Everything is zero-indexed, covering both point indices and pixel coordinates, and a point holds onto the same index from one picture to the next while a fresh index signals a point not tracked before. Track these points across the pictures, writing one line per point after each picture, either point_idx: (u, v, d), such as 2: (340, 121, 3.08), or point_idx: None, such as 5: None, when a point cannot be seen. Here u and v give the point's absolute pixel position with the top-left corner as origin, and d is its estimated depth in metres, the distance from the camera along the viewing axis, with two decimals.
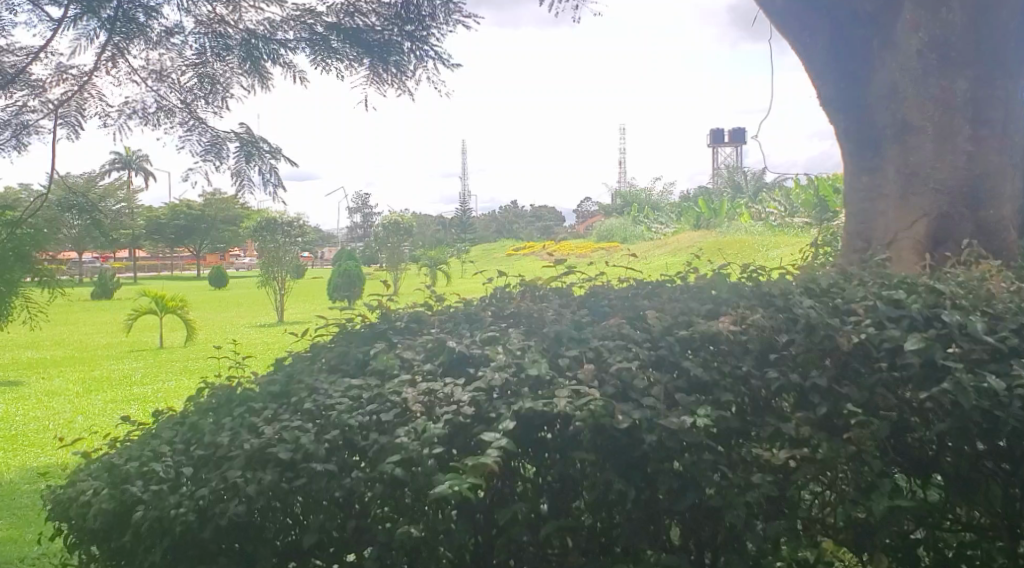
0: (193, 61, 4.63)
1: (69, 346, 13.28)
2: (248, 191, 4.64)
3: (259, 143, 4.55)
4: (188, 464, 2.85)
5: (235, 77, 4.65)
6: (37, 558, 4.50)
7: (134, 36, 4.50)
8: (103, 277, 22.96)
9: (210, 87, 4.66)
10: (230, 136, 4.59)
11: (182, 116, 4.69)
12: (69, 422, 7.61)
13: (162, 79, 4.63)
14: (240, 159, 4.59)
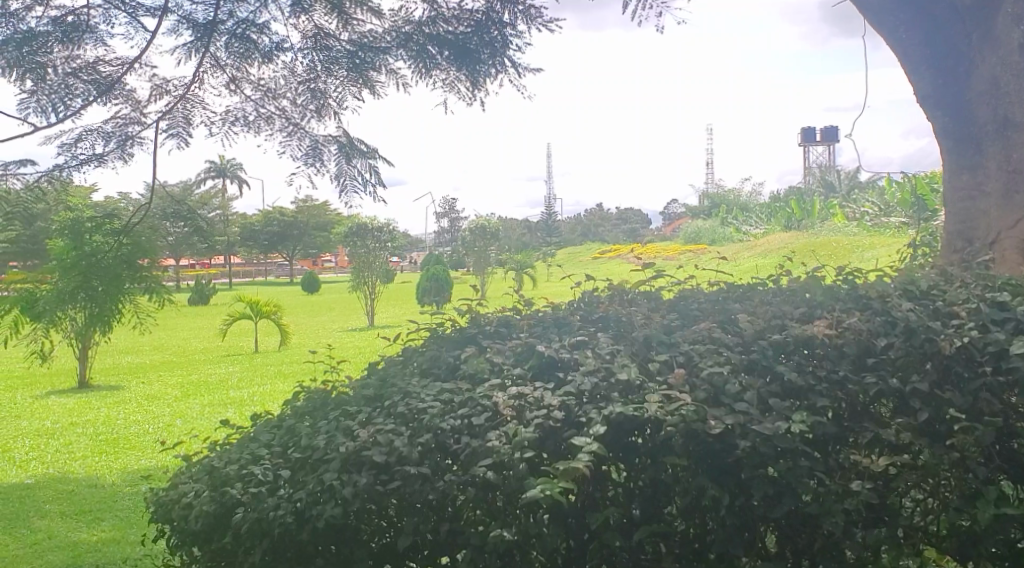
0: (305, 77, 4.71)
1: (170, 351, 13.73)
2: (351, 193, 4.73)
3: (357, 144, 4.66)
4: (286, 467, 2.92)
5: (344, 91, 4.73)
6: (140, 558, 4.68)
7: (249, 54, 4.62)
8: (200, 284, 23.68)
9: (323, 102, 4.73)
10: (330, 140, 4.71)
11: (280, 122, 4.80)
12: (169, 425, 7.88)
13: (271, 93, 4.76)
14: (340, 161, 4.69)
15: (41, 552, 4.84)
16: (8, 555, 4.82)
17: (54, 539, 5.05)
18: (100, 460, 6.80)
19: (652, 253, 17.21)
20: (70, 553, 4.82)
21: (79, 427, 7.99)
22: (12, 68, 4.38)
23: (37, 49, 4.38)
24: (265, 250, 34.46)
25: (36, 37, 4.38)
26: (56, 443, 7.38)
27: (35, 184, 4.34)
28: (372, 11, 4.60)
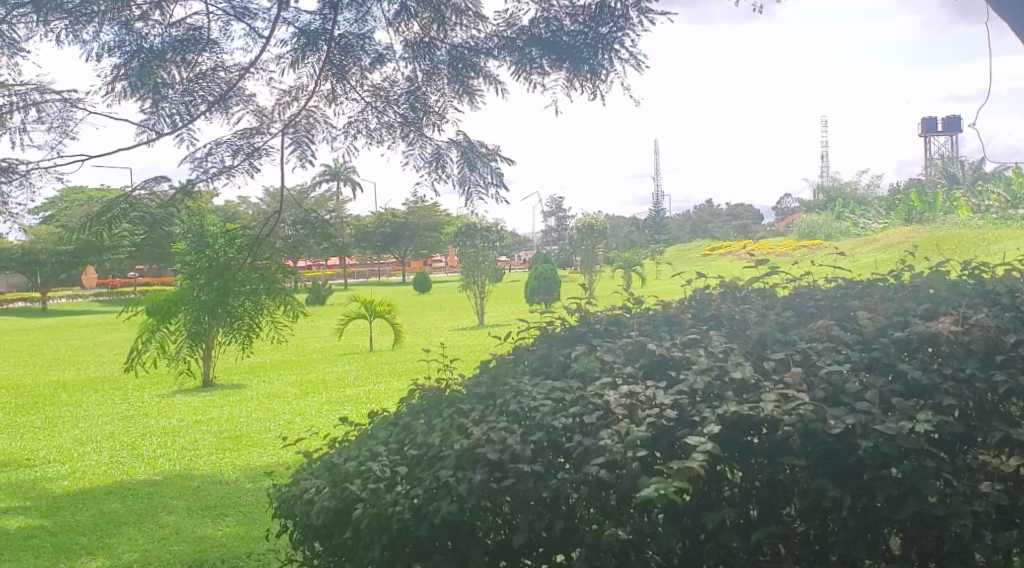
0: (405, 89, 4.82)
1: (288, 351, 14.12)
2: (478, 198, 4.80)
3: (478, 147, 4.70)
4: (402, 464, 2.97)
5: (445, 101, 4.82)
6: (262, 553, 4.84)
7: (351, 67, 4.74)
8: (315, 285, 24.33)
9: (423, 112, 4.80)
10: (450, 146, 4.77)
11: (403, 131, 4.86)
12: (289, 423, 8.13)
13: (385, 101, 4.84)
14: (463, 167, 4.75)
15: (168, 546, 5.04)
16: (138, 548, 5.04)
17: (181, 534, 5.26)
18: (224, 457, 7.05)
19: (765, 249, 16.89)
20: (196, 547, 5.02)
21: (203, 425, 8.29)
22: (135, 90, 4.58)
23: (157, 69, 4.56)
24: (377, 251, 35.16)
25: (154, 56, 4.55)
26: (182, 441, 7.68)
27: (156, 190, 4.56)
28: (473, 17, 4.67)
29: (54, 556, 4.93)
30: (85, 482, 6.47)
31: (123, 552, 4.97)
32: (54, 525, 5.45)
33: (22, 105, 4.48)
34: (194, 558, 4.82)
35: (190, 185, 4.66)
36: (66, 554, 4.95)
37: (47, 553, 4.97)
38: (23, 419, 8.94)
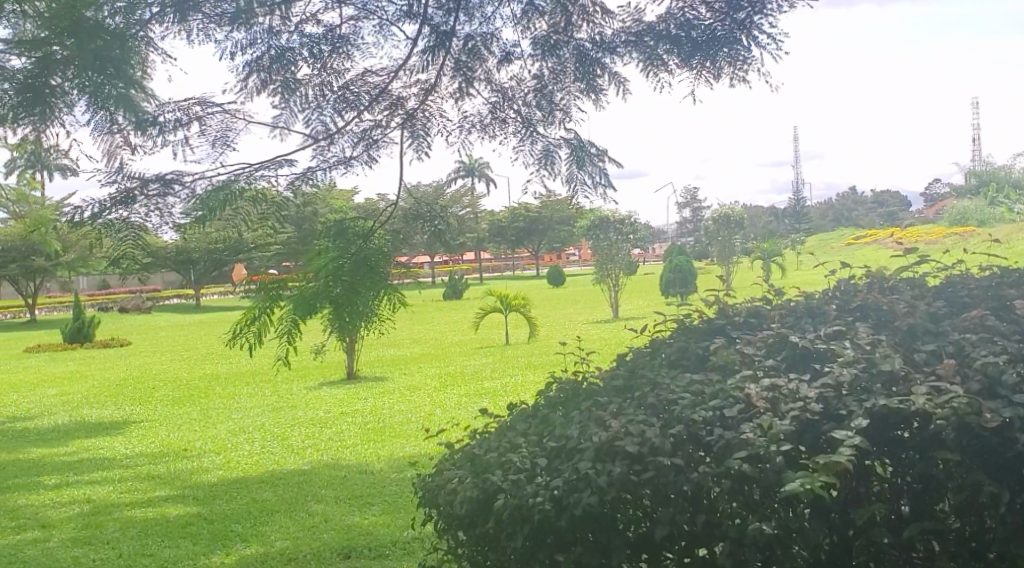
0: (534, 87, 4.85)
1: (427, 344, 14.43)
2: (582, 194, 4.77)
3: (588, 147, 4.67)
4: (543, 455, 3.01)
5: (572, 98, 4.82)
6: (407, 542, 5.00)
7: (477, 65, 4.82)
8: (452, 278, 24.79)
9: (548, 109, 4.84)
10: (560, 143, 4.78)
11: (516, 127, 4.92)
12: (430, 414, 8.34)
13: (507, 98, 4.88)
14: (571, 165, 4.71)
15: (317, 534, 5.25)
16: (290, 535, 5.26)
17: (329, 523, 5.45)
18: (369, 448, 7.27)
19: (912, 236, 16.21)
20: (343, 535, 5.20)
21: (349, 416, 8.57)
22: (266, 86, 4.54)
23: (285, 67, 4.50)
24: (511, 246, 35.46)
25: (285, 54, 4.48)
26: (329, 432, 7.93)
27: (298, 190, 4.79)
28: (603, 14, 4.59)
29: (211, 543, 5.18)
30: (238, 471, 6.77)
31: (275, 540, 5.19)
32: (211, 513, 5.72)
33: (185, 117, 4.40)
34: (343, 546, 5.00)
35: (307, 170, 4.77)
36: (222, 542, 5.19)
37: (204, 540, 5.23)
38: (180, 411, 9.40)
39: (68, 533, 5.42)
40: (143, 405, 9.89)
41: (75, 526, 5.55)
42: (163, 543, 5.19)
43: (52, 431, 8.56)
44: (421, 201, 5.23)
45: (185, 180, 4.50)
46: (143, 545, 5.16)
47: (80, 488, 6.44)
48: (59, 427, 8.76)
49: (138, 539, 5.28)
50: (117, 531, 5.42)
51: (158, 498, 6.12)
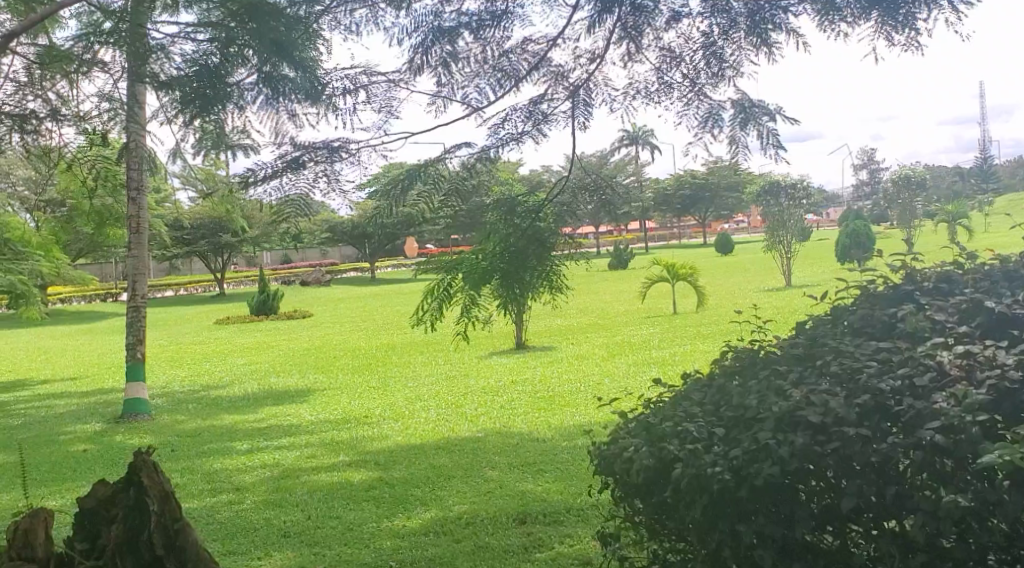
0: (700, 43, 4.59)
1: (594, 314, 14.43)
2: (745, 157, 4.58)
3: (758, 106, 4.48)
4: (720, 425, 2.95)
5: (742, 51, 4.54)
6: (582, 509, 5.07)
7: (643, 22, 4.68)
8: (618, 248, 24.69)
9: (719, 65, 4.62)
10: (726, 104, 4.58)
11: (682, 91, 4.74)
12: (599, 384, 8.36)
13: (674, 60, 4.71)
14: (737, 126, 4.56)
15: (494, 499, 5.37)
16: (466, 500, 5.40)
17: (504, 489, 5.56)
18: (539, 416, 7.36)
19: None
20: (518, 501, 5.30)
21: (519, 385, 8.72)
22: (429, 64, 4.53)
23: (448, 44, 4.49)
24: (679, 213, 34.98)
25: (446, 30, 4.47)
26: (501, 400, 8.08)
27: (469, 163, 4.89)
28: None
29: (393, 506, 5.38)
30: (417, 438, 7.00)
31: (452, 504, 5.34)
32: (392, 478, 5.94)
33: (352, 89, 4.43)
34: (519, 511, 5.11)
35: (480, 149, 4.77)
36: (403, 505, 5.39)
37: (386, 503, 5.44)
38: (358, 380, 9.79)
39: (260, 496, 5.75)
40: (325, 374, 10.36)
41: (265, 489, 5.89)
42: (348, 506, 5.43)
43: (242, 399, 9.08)
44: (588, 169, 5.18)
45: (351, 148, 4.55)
46: (330, 508, 5.41)
47: (269, 453, 6.81)
48: (248, 396, 9.28)
49: (325, 502, 5.53)
50: (305, 494, 5.71)
51: (342, 463, 6.40)
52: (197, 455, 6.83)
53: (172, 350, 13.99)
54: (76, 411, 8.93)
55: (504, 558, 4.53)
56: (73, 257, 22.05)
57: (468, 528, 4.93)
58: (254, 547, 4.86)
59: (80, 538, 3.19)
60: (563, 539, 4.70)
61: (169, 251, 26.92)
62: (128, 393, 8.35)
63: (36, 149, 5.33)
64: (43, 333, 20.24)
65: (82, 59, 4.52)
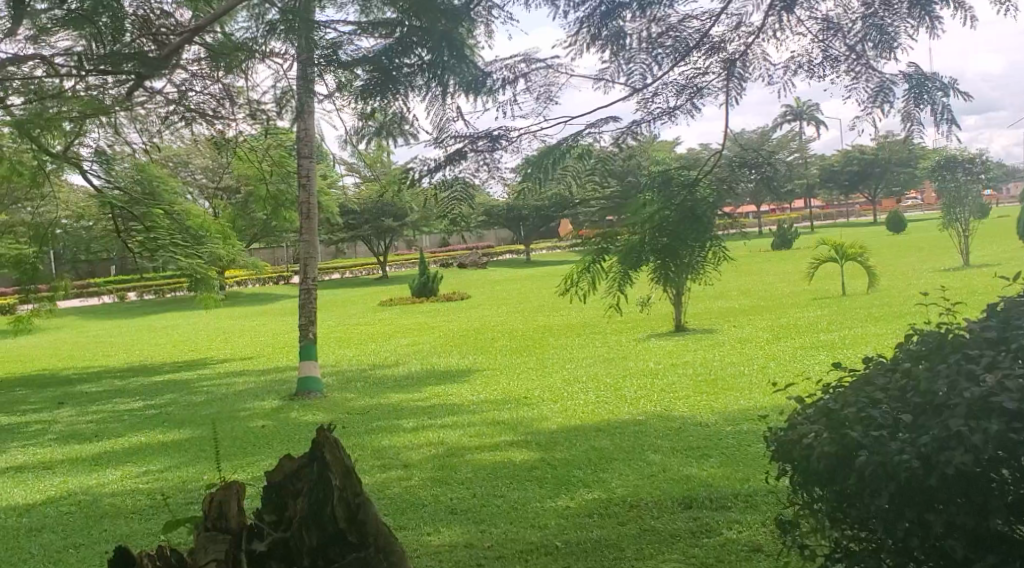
0: (861, 12, 4.38)
1: (758, 296, 14.10)
2: (920, 133, 4.35)
3: (933, 78, 4.24)
4: (906, 411, 2.85)
5: (904, 25, 4.32)
6: (751, 495, 4.99)
7: None
8: (781, 227, 24.01)
9: (879, 38, 4.37)
10: (899, 78, 4.35)
11: (848, 64, 4.47)
12: (764, 368, 8.17)
13: (833, 29, 4.46)
14: (911, 101, 4.32)
15: (659, 483, 5.33)
16: (630, 483, 5.40)
17: (668, 472, 5.52)
18: (702, 400, 7.24)
19: None
20: (684, 486, 5.25)
21: (680, 368, 8.62)
22: (592, 40, 4.50)
23: (615, 18, 4.45)
24: (846, 191, 33.66)
25: (614, 7, 4.43)
26: (661, 384, 8.01)
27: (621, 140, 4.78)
28: None
29: (556, 487, 5.42)
30: (578, 419, 7.02)
31: (615, 487, 5.34)
32: (555, 459, 5.98)
33: (512, 77, 4.35)
34: (684, 495, 5.06)
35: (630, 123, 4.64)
36: (566, 486, 5.42)
37: (550, 484, 5.48)
38: (518, 361, 9.91)
39: (427, 473, 5.91)
40: (486, 355, 10.53)
41: (431, 466, 6.04)
42: (512, 486, 5.50)
43: (407, 379, 9.33)
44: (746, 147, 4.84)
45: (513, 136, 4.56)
46: (494, 487, 5.50)
47: (433, 431, 6.98)
48: (412, 375, 9.54)
49: (489, 480, 5.63)
50: (470, 472, 5.82)
51: (504, 442, 6.50)
52: (367, 432, 7.07)
53: (341, 331, 14.53)
54: (252, 388, 9.41)
55: (670, 542, 4.49)
56: (249, 243, 23.24)
57: (633, 511, 4.92)
58: (424, 523, 4.99)
59: (269, 509, 3.32)
60: (731, 525, 4.63)
61: (335, 235, 27.93)
62: (302, 371, 8.73)
63: (219, 139, 5.59)
64: (222, 314, 21.45)
65: (250, 48, 4.57)
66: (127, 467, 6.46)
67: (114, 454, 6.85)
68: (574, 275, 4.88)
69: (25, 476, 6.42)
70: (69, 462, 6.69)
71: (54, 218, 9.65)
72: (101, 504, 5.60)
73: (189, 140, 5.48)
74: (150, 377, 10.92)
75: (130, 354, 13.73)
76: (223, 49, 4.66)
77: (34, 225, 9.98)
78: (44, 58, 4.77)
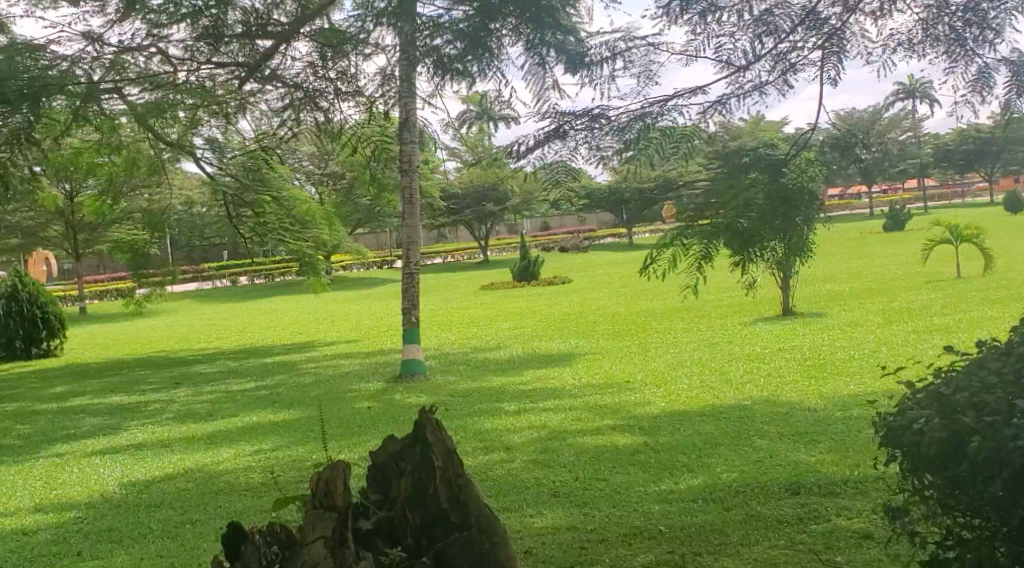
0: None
1: (868, 279, 13.69)
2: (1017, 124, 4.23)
3: None
4: (1021, 396, 2.77)
5: (1007, 15, 4.12)
6: (862, 481, 4.86)
7: None
8: (893, 209, 23.24)
9: (978, 28, 4.18)
10: (1000, 65, 4.18)
11: (946, 48, 4.27)
12: (875, 352, 7.93)
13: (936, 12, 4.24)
14: (1010, 92, 4.18)
15: (766, 468, 5.23)
16: (736, 468, 5.30)
17: (775, 458, 5.41)
18: (810, 385, 7.08)
19: None
20: (791, 471, 5.14)
21: (786, 352, 8.43)
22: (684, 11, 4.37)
23: None
24: (964, 171, 32.34)
25: None
26: (767, 368, 7.85)
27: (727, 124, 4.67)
28: None
29: (660, 472, 5.36)
30: (681, 404, 6.95)
31: (721, 472, 5.25)
32: (659, 444, 5.92)
33: (613, 53, 4.29)
34: (792, 482, 4.95)
35: (720, 99, 4.47)
36: (670, 471, 5.37)
37: (653, 469, 5.43)
38: (621, 345, 9.84)
39: (529, 455, 5.92)
40: (588, 339, 10.51)
41: (533, 450, 6.05)
42: (615, 469, 5.47)
43: (509, 362, 9.39)
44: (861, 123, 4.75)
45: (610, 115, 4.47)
46: (597, 471, 5.48)
47: (535, 414, 7.00)
48: (514, 359, 9.58)
49: (592, 464, 5.62)
50: (572, 456, 5.81)
51: (606, 426, 6.47)
52: (470, 414, 7.14)
53: (445, 315, 14.70)
54: (358, 370, 9.60)
55: (777, 528, 4.41)
56: (355, 228, 23.68)
57: (739, 497, 4.84)
58: (527, 505, 5.00)
59: (374, 488, 3.38)
60: (840, 512, 4.51)
61: (438, 220, 28.22)
62: (405, 354, 8.87)
63: (325, 127, 5.70)
64: (329, 297, 21.92)
65: (358, 37, 4.62)
66: (240, 445, 6.67)
67: (227, 433, 7.08)
68: (653, 254, 4.36)
69: (145, 453, 6.68)
70: (185, 441, 6.94)
71: (169, 205, 10.01)
72: (215, 482, 5.80)
73: (295, 129, 5.59)
74: (261, 359, 11.24)
75: (242, 337, 14.17)
76: (332, 39, 4.75)
77: (151, 212, 10.35)
78: (158, 50, 4.93)
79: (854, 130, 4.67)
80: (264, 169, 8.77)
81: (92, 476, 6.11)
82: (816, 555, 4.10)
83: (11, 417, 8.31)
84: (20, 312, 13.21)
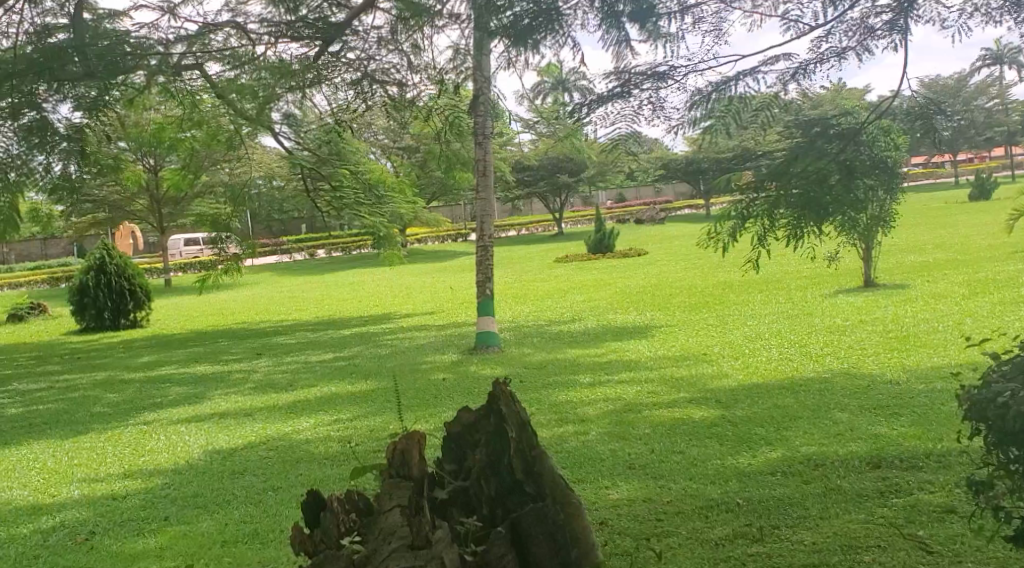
0: None
1: (955, 249, 13.29)
2: None
3: None
4: None
5: None
6: (945, 455, 4.74)
7: None
8: (981, 177, 22.48)
9: None
10: None
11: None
12: (960, 324, 7.71)
13: None
14: None
15: (846, 442, 5.13)
16: (815, 441, 5.21)
17: (856, 431, 5.30)
18: (892, 357, 6.93)
19: None
20: (872, 445, 5.04)
21: (868, 324, 8.26)
22: None
23: None
24: None
25: None
26: (848, 340, 7.69)
27: (806, 94, 4.51)
28: None
29: (738, 445, 5.30)
30: (759, 376, 6.87)
31: (800, 445, 5.17)
32: (736, 417, 5.85)
33: (679, 10, 4.21)
34: (873, 455, 4.85)
35: (802, 64, 4.36)
36: (748, 444, 5.30)
37: (731, 441, 5.38)
38: (697, 317, 9.76)
39: (604, 427, 5.92)
40: (664, 311, 10.44)
41: (609, 421, 6.04)
42: (691, 442, 5.44)
43: (584, 334, 9.38)
44: (946, 91, 4.61)
45: (675, 75, 4.33)
46: (673, 443, 5.45)
47: (610, 386, 6.99)
48: (589, 331, 9.57)
49: (669, 437, 5.58)
50: (648, 428, 5.79)
51: (683, 399, 6.43)
52: (545, 386, 7.17)
53: (519, 287, 14.73)
54: (434, 342, 9.70)
55: (857, 502, 4.33)
56: (430, 201, 23.81)
57: (818, 470, 4.76)
58: (602, 477, 5.00)
59: (449, 459, 3.40)
60: (922, 486, 4.42)
61: (513, 192, 28.23)
62: (480, 327, 8.91)
63: (399, 100, 5.73)
64: (405, 270, 22.15)
65: (430, 11, 4.52)
66: (319, 415, 6.80)
67: (307, 402, 7.24)
68: (712, 231, 4.38)
69: (229, 421, 6.87)
70: (267, 410, 7.11)
71: (249, 178, 10.20)
72: (296, 450, 5.92)
73: (370, 101, 5.62)
74: (339, 330, 11.43)
75: (321, 309, 14.41)
76: (406, 12, 4.69)
77: (232, 186, 10.56)
78: (235, 25, 5.05)
79: (940, 96, 4.53)
80: (342, 142, 8.86)
81: (179, 443, 6.30)
82: (897, 530, 4.02)
83: (101, 386, 8.61)
84: (109, 284, 13.62)
